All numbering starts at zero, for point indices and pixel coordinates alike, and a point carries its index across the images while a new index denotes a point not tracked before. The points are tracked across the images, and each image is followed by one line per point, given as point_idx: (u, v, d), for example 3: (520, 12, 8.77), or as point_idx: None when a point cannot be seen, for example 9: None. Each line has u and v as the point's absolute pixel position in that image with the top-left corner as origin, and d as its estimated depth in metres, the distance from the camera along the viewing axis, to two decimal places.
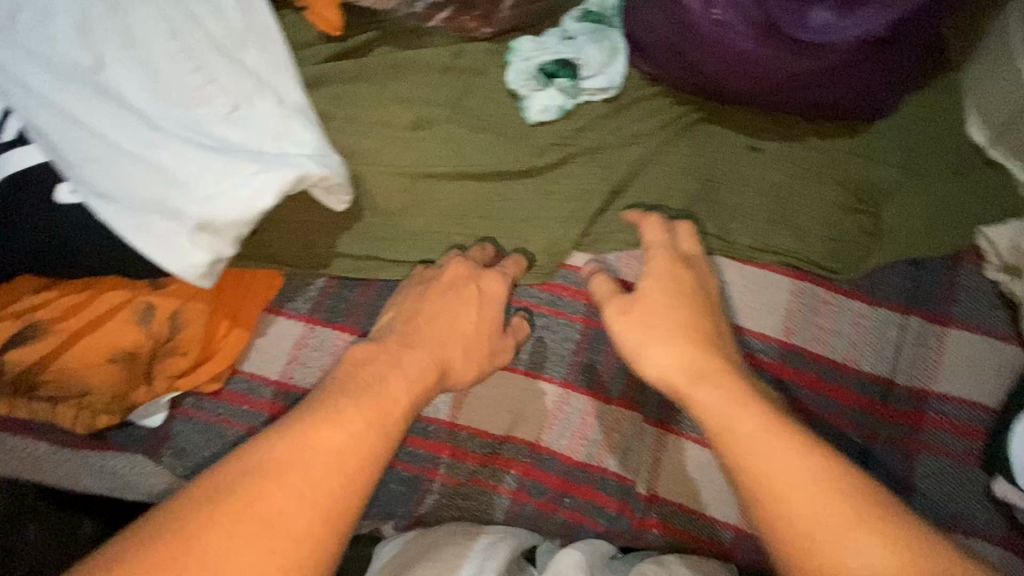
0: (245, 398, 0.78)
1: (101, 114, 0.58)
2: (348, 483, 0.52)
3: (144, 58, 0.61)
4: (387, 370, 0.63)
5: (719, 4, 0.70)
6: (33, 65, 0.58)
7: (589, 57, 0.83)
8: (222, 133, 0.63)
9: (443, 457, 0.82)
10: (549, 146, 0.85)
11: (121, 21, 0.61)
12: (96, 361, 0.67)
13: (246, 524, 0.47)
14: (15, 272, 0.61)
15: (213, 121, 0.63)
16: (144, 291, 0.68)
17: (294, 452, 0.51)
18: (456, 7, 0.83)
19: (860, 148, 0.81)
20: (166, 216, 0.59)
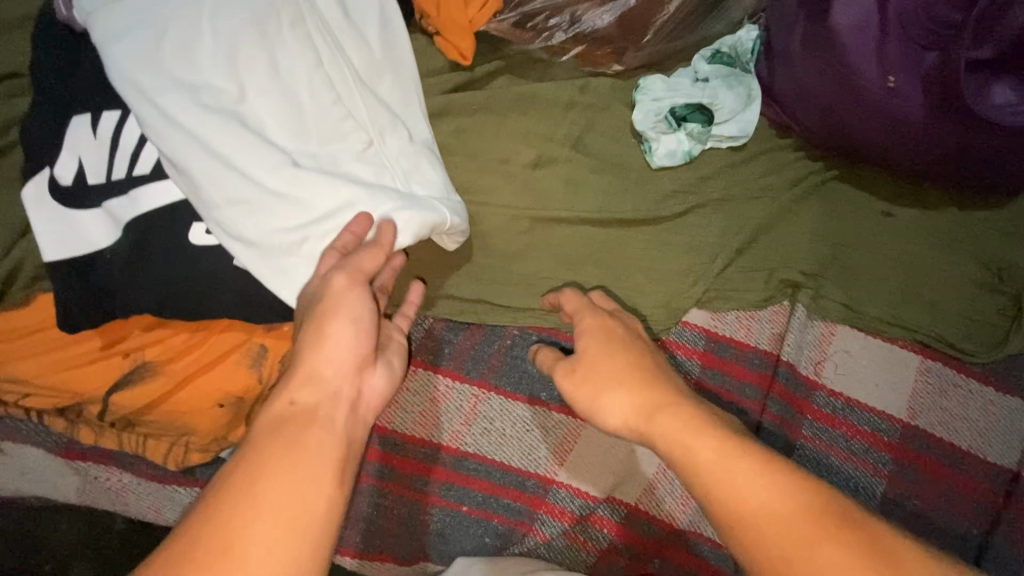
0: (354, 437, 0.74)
1: (244, 152, 0.53)
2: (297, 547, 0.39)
3: (288, 89, 0.56)
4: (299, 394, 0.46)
5: (896, 70, 0.66)
6: (179, 96, 0.53)
7: (723, 102, 0.78)
8: (361, 175, 0.57)
9: (503, 498, 0.76)
10: (670, 194, 0.80)
11: (267, 47, 0.55)
12: (201, 406, 0.62)
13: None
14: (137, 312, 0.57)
15: (353, 162, 0.57)
16: (258, 333, 0.62)
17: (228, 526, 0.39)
18: (590, 43, 0.77)
19: (1003, 223, 0.77)
20: (304, 265, 0.55)
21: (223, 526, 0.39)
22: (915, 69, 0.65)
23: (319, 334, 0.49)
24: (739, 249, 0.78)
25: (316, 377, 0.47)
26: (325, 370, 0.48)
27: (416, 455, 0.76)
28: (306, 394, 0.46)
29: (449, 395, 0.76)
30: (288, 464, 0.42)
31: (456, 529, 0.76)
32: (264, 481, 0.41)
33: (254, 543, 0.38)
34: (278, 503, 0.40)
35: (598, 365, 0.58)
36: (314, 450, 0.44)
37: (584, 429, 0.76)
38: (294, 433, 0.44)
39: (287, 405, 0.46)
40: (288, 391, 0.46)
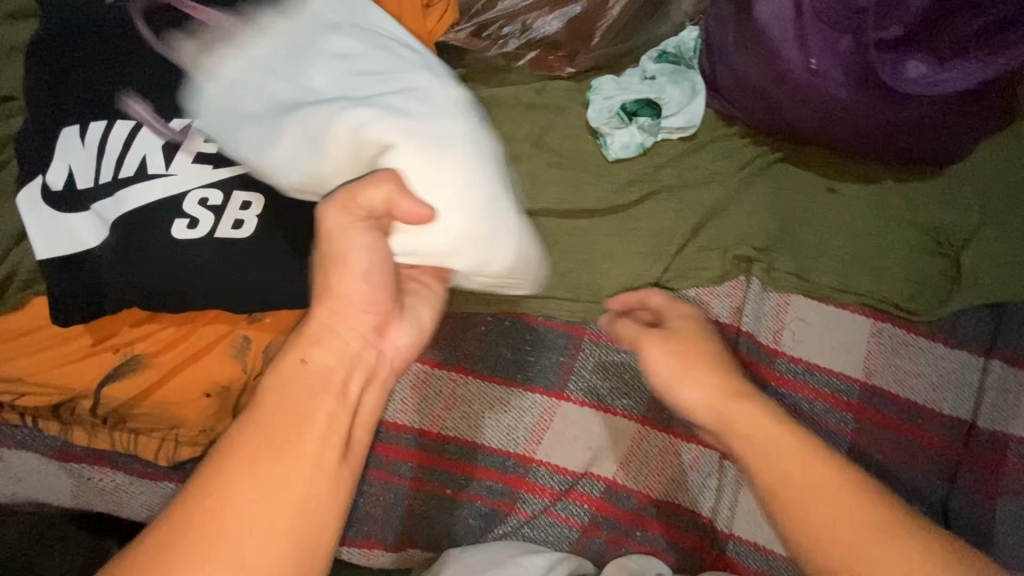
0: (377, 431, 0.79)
1: (314, 126, 0.55)
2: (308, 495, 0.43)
3: (360, 90, 0.58)
4: (319, 356, 0.49)
5: (817, 54, 0.71)
6: (274, 96, 0.57)
7: (669, 97, 0.85)
8: (436, 157, 0.54)
9: (487, 480, 0.79)
10: (628, 183, 0.85)
11: (345, 59, 0.59)
12: (188, 396, 0.66)
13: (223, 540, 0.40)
14: (125, 305, 0.61)
15: (424, 146, 0.54)
16: (241, 324, 0.66)
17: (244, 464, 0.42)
18: (543, 48, 0.83)
19: (939, 191, 0.83)
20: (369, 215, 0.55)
21: (235, 471, 0.42)
22: (835, 50, 0.71)
23: (335, 296, 0.50)
24: (694, 229, 0.84)
25: (329, 335, 0.49)
26: (343, 340, 0.50)
27: (404, 442, 0.79)
28: (318, 354, 0.48)
29: (429, 381, 0.79)
30: (296, 417, 0.45)
31: (446, 513, 0.78)
32: (275, 431, 0.44)
33: (263, 488, 0.42)
34: (286, 453, 0.43)
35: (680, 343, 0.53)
36: (326, 416, 0.46)
37: (560, 404, 0.80)
38: (305, 389, 0.47)
39: (299, 362, 0.48)
40: (301, 349, 0.48)
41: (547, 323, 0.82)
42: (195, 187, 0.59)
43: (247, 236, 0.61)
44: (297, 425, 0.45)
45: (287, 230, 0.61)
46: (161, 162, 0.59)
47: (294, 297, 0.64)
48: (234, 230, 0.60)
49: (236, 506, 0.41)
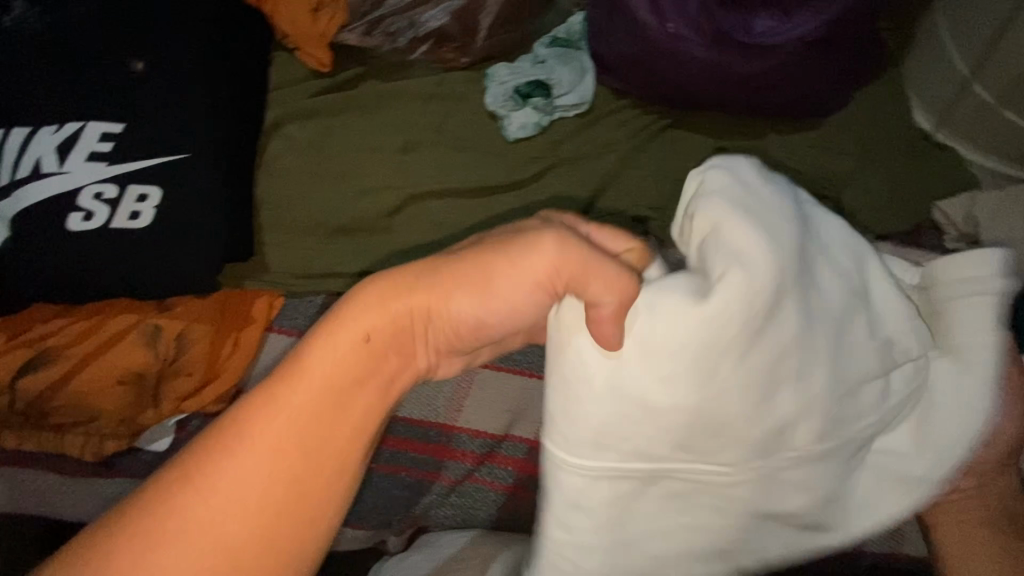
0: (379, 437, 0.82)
1: (728, 306, 0.43)
2: (327, 476, 0.43)
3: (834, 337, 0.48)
4: (384, 351, 0.45)
5: (673, 18, 0.78)
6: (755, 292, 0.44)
7: (560, 77, 0.91)
8: (713, 321, 0.43)
9: (415, 452, 0.82)
10: (530, 159, 0.90)
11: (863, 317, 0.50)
12: (108, 386, 0.70)
13: (238, 495, 0.41)
14: (36, 297, 0.67)
15: (733, 334, 0.44)
16: (151, 313, 0.72)
17: (272, 426, 0.42)
18: (434, 40, 0.89)
19: (820, 139, 0.88)
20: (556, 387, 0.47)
21: (239, 451, 0.42)
22: (688, 14, 0.78)
23: (435, 292, 0.45)
24: (469, 229, 0.86)
25: (405, 325, 0.46)
26: (417, 336, 0.47)
27: None
28: (383, 336, 0.45)
29: None
30: (311, 420, 0.43)
31: (374, 488, 0.81)
32: (288, 424, 0.42)
33: (253, 483, 0.41)
34: (286, 457, 0.42)
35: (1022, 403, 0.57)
36: (362, 411, 0.45)
37: (477, 370, 0.84)
38: (339, 387, 0.44)
39: (361, 342, 0.44)
40: (368, 321, 0.44)
41: None
42: (89, 182, 0.65)
43: (143, 226, 0.66)
44: (313, 429, 0.43)
45: (185, 218, 0.68)
46: (54, 162, 0.65)
47: (197, 277, 0.70)
48: (130, 221, 0.66)
49: (257, 458, 0.42)
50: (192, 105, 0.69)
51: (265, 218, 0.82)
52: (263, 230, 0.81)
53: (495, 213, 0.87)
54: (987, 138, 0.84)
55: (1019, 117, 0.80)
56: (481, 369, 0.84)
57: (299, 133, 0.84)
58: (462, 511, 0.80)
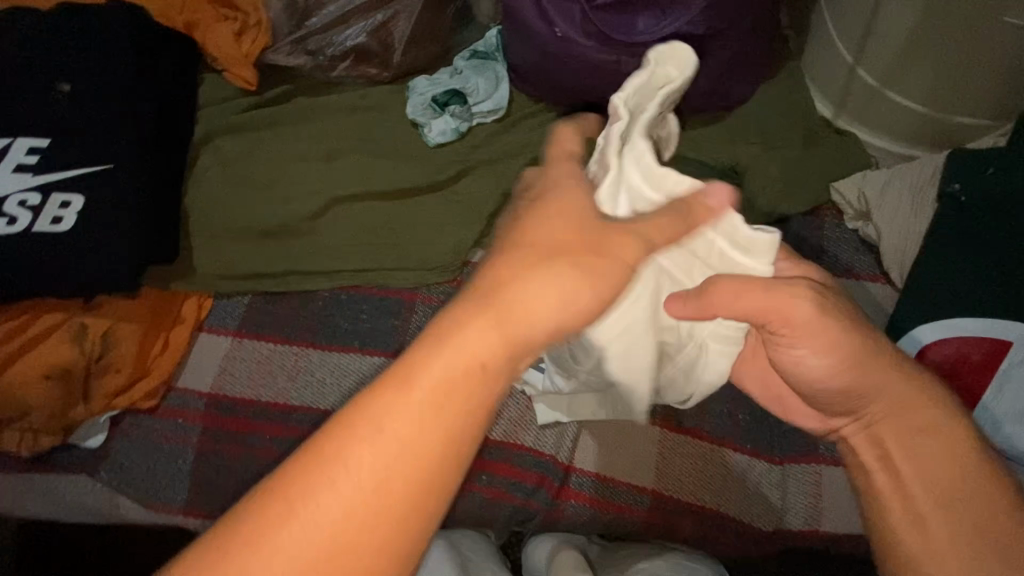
0: (281, 427, 0.81)
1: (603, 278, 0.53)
2: (425, 481, 0.34)
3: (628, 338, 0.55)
4: (481, 339, 0.35)
5: (560, 23, 0.84)
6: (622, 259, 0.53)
7: (475, 86, 0.97)
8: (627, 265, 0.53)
9: None
10: (449, 162, 0.95)
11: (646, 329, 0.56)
12: (37, 378, 0.76)
13: (323, 515, 0.32)
14: None
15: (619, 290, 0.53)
16: (78, 312, 0.79)
17: (359, 431, 0.33)
18: (354, 57, 0.95)
19: (724, 131, 0.93)
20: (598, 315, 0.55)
21: (354, 477, 0.33)
22: (574, 18, 0.84)
23: (527, 289, 0.36)
24: (389, 227, 0.91)
25: (518, 310, 0.36)
26: (525, 321, 0.36)
27: (231, 414, 0.82)
28: (484, 329, 0.35)
29: (271, 355, 0.85)
30: (451, 437, 0.34)
31: None
32: (409, 447, 0.33)
33: (389, 511, 0.33)
34: (424, 478, 0.34)
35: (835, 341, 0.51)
36: (471, 405, 0.35)
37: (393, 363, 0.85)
38: (465, 400, 0.35)
39: (475, 359, 0.35)
40: (467, 313, 0.36)
41: (383, 293, 0.89)
42: (15, 192, 0.73)
43: (64, 230, 0.73)
44: (446, 451, 0.34)
45: (104, 222, 0.74)
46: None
47: (117, 277, 0.75)
48: (52, 225, 0.73)
49: (338, 469, 0.33)
50: (115, 122, 0.77)
51: (194, 224, 0.87)
52: (191, 235, 0.86)
53: (422, 229, 0.91)
54: (880, 120, 0.88)
55: (902, 98, 0.83)
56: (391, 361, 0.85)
57: (227, 146, 0.90)
58: None
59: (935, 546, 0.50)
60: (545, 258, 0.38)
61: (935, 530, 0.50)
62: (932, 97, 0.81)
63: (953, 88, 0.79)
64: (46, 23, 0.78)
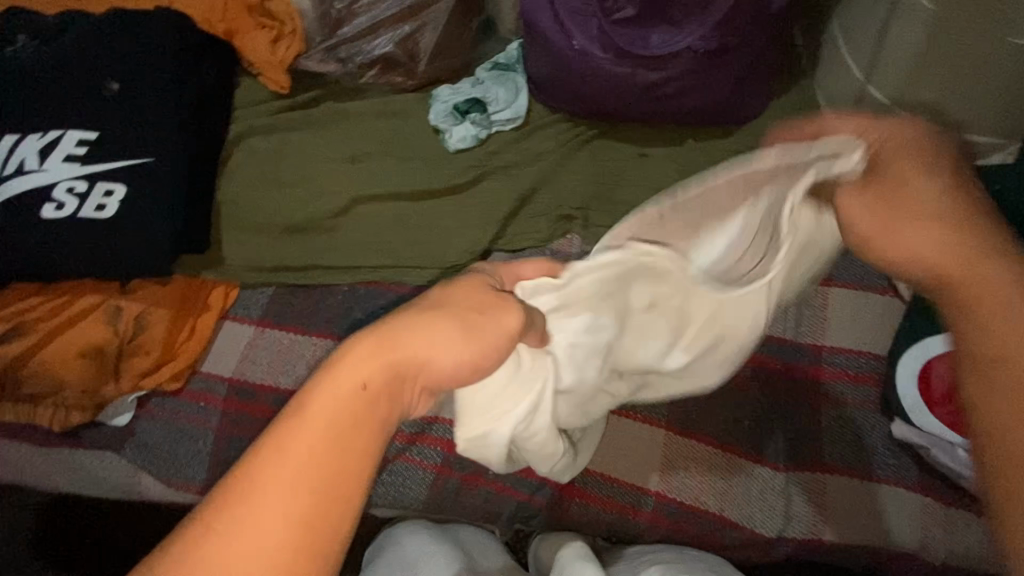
0: None
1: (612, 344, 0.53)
2: (307, 543, 0.32)
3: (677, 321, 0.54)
4: (360, 393, 0.34)
5: (578, 35, 0.87)
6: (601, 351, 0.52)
7: (495, 96, 1.01)
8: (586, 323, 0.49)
9: None
10: (468, 166, 0.99)
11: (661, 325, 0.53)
12: (73, 357, 0.80)
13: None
14: (18, 274, 0.79)
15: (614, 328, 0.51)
16: (114, 296, 0.83)
17: (239, 488, 0.33)
18: (381, 65, 1.00)
19: (734, 145, 0.96)
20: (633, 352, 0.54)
21: (226, 532, 0.32)
22: (591, 31, 0.87)
23: (406, 337, 0.36)
24: (408, 226, 0.95)
25: (396, 364, 0.35)
26: (404, 374, 0.36)
27: (252, 399, 0.85)
28: (366, 384, 0.34)
29: (292, 344, 0.88)
30: (325, 479, 0.33)
31: None
32: (280, 492, 0.32)
33: (254, 566, 0.32)
34: (291, 527, 0.32)
35: (908, 203, 0.45)
36: (352, 463, 0.34)
37: None
38: (343, 440, 0.34)
39: (358, 391, 0.34)
40: (349, 368, 0.35)
41: (401, 289, 0.92)
42: (64, 179, 0.78)
43: (106, 216, 0.78)
44: (317, 497, 0.33)
45: (143, 210, 0.79)
46: (35, 161, 0.78)
47: (152, 263, 0.80)
48: (96, 212, 0.78)
49: (216, 531, 0.32)
50: (157, 118, 0.82)
51: (225, 218, 0.92)
52: (222, 228, 0.91)
53: (439, 228, 0.95)
54: None
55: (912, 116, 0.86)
56: None
57: (259, 145, 0.95)
58: (391, 489, 0.86)
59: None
60: (431, 314, 0.37)
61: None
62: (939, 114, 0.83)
63: (961, 106, 0.81)
64: (99, 26, 0.84)
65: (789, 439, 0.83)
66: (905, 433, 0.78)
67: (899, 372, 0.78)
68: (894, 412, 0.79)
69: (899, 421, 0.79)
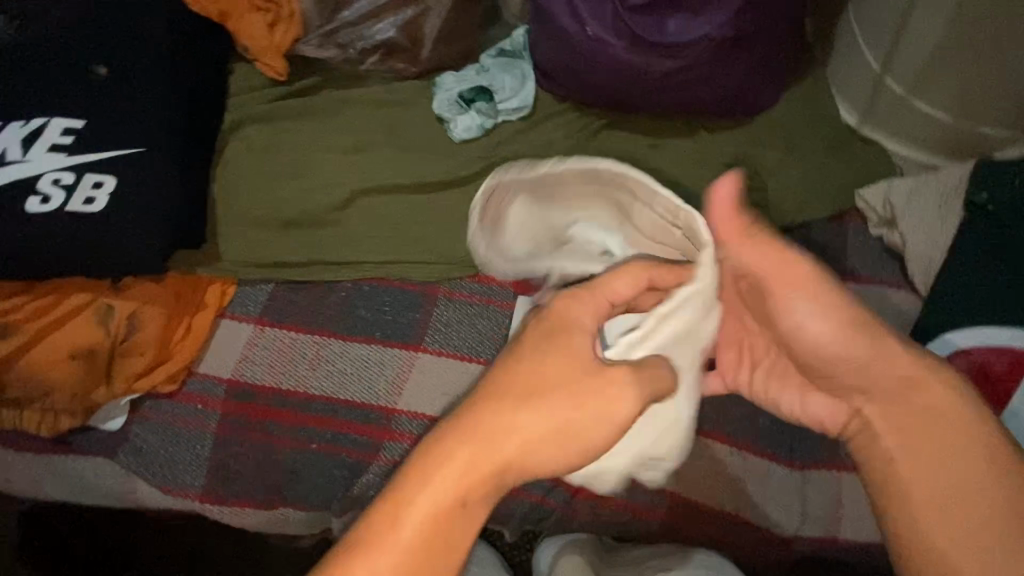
0: (305, 417, 0.81)
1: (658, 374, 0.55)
2: None
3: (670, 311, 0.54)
4: (473, 480, 0.41)
5: (591, 22, 0.84)
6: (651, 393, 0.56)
7: (502, 84, 0.97)
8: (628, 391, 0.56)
9: (349, 435, 0.81)
10: (474, 158, 0.96)
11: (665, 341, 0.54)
12: (63, 359, 0.76)
13: None
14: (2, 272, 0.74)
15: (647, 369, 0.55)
16: (105, 294, 0.79)
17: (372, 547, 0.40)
18: (383, 51, 0.96)
19: (747, 136, 0.93)
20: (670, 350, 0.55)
21: None
22: (605, 18, 0.84)
23: (511, 428, 0.42)
24: (413, 219, 0.91)
25: (500, 465, 0.42)
26: (512, 464, 0.42)
27: (252, 402, 0.82)
28: (474, 483, 0.41)
29: (293, 344, 0.85)
30: (436, 573, 0.41)
31: (299, 475, 0.79)
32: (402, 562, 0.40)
33: None
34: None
35: (791, 277, 0.55)
36: (461, 536, 0.42)
37: (414, 354, 0.85)
38: (449, 531, 0.41)
39: (456, 508, 0.41)
40: (456, 469, 0.41)
41: (406, 286, 0.89)
42: (49, 170, 0.73)
43: (97, 210, 0.73)
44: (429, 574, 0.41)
45: (136, 204, 0.75)
46: (18, 151, 0.73)
47: (147, 259, 0.76)
48: (85, 205, 0.73)
49: None
50: (149, 107, 0.77)
51: (222, 211, 0.88)
52: (218, 221, 0.87)
53: (446, 222, 0.91)
54: (909, 131, 0.88)
55: (932, 109, 0.84)
56: (412, 355, 0.85)
57: (255, 134, 0.91)
58: None
59: (916, 490, 0.51)
60: (534, 408, 0.42)
61: (955, 494, 0.50)
62: (958, 106, 0.82)
63: (982, 99, 0.80)
64: (84, 7, 0.79)
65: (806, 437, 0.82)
66: None
67: None
68: None
69: None
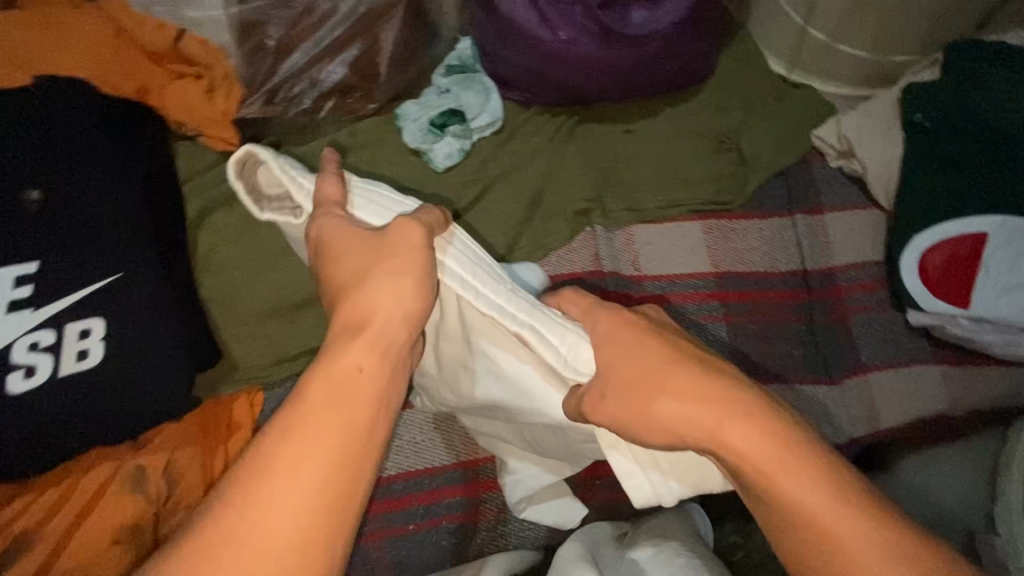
0: (404, 499, 0.80)
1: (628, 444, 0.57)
2: (345, 477, 0.41)
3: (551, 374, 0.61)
4: (361, 351, 0.45)
5: (562, 27, 0.85)
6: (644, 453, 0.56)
7: (468, 102, 0.91)
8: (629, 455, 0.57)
9: (444, 500, 0.81)
10: (464, 184, 0.91)
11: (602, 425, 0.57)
12: (102, 547, 0.60)
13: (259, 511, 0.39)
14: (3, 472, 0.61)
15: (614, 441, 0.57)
16: (128, 456, 0.65)
17: (286, 440, 0.41)
18: (338, 94, 0.87)
19: (706, 103, 1.00)
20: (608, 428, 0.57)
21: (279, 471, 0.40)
22: (573, 21, 0.85)
23: (393, 286, 0.47)
24: None
25: (381, 329, 0.46)
26: (394, 322, 0.47)
27: None
28: (365, 352, 0.45)
29: None
30: (348, 432, 0.42)
31: (418, 551, 0.79)
32: (315, 440, 0.41)
33: (302, 490, 0.40)
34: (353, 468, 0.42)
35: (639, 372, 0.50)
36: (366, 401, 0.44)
37: None
38: (354, 400, 0.43)
39: (353, 370, 0.44)
40: (353, 348, 0.45)
41: None
42: (20, 334, 0.59)
43: (94, 364, 0.61)
44: (344, 443, 0.42)
45: (141, 339, 0.63)
46: None
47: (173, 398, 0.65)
48: (79, 362, 0.61)
49: (271, 471, 0.40)
50: (109, 225, 0.64)
51: (221, 316, 0.76)
52: (222, 327, 0.76)
53: None
54: (832, 71, 1.01)
55: (850, 48, 0.96)
56: None
57: (225, 220, 0.79)
58: (510, 541, 0.81)
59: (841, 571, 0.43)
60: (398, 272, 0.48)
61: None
62: (872, 43, 0.95)
63: (890, 35, 0.93)
64: None
65: (834, 356, 0.92)
66: (919, 318, 0.89)
67: (901, 270, 0.90)
68: (905, 303, 0.91)
69: (912, 310, 0.90)
